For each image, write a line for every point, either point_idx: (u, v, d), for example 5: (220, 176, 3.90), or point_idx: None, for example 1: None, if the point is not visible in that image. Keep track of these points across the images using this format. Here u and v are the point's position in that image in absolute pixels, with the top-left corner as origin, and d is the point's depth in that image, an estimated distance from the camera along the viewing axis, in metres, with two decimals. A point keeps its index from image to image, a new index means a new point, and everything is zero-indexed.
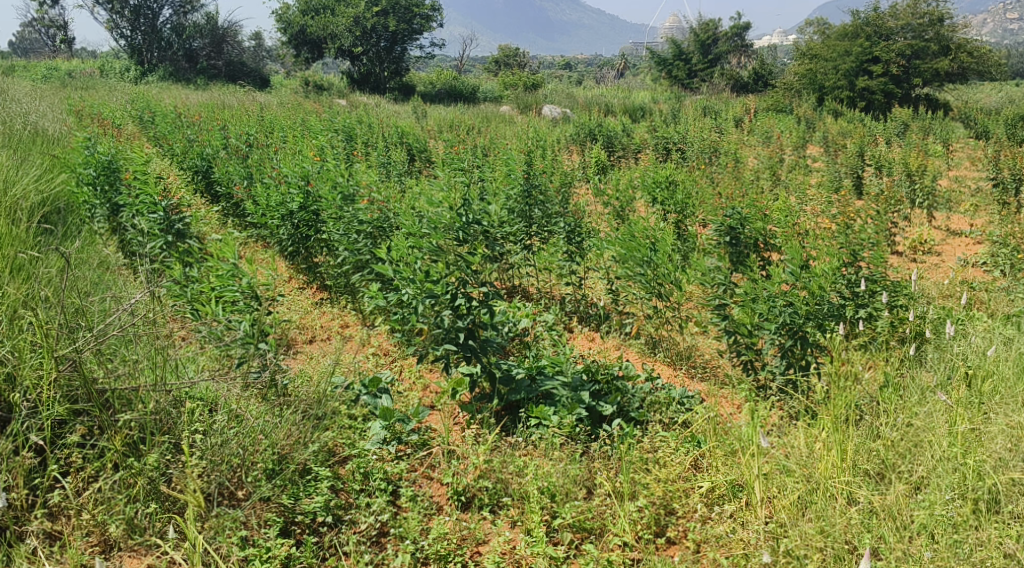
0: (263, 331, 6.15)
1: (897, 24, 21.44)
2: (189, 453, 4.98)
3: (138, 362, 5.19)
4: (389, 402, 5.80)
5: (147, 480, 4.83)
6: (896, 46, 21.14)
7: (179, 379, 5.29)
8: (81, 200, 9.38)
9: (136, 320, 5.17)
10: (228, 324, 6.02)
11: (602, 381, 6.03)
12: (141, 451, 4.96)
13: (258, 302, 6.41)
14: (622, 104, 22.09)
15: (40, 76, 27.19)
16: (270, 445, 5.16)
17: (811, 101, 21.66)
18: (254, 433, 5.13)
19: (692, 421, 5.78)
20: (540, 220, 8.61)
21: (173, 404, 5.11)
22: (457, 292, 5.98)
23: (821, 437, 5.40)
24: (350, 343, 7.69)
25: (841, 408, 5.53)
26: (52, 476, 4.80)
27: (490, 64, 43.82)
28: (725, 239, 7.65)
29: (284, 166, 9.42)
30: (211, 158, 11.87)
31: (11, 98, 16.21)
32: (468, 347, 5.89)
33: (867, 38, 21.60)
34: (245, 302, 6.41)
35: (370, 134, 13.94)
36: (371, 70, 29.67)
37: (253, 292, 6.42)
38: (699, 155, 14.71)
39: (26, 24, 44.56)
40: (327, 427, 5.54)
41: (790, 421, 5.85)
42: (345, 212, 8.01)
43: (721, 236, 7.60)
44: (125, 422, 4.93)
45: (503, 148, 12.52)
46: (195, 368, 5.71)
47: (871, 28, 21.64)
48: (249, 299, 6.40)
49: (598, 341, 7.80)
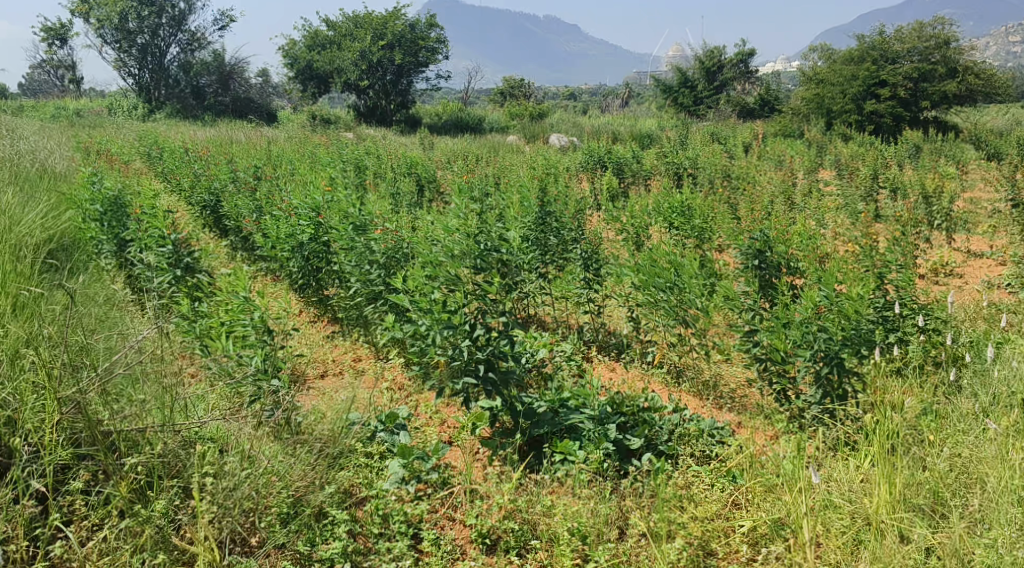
0: (276, 367, 5.94)
1: (903, 47, 21.18)
2: (199, 496, 4.70)
3: (146, 402, 4.98)
4: (408, 439, 5.52)
5: (155, 529, 4.57)
6: (903, 69, 20.94)
7: (189, 419, 5.05)
8: (88, 236, 9.27)
9: (143, 358, 4.96)
10: (238, 359, 5.80)
11: (629, 413, 5.80)
12: (148, 496, 4.70)
13: (272, 336, 6.16)
14: (630, 132, 22.04)
15: (51, 115, 27.48)
16: (286, 486, 4.91)
17: (820, 126, 21.59)
18: (269, 474, 4.89)
19: (725, 455, 5.53)
20: (556, 247, 8.43)
21: (183, 445, 4.89)
22: (476, 322, 5.79)
23: (867, 471, 5.17)
24: (364, 377, 7.53)
25: (884, 438, 5.27)
26: (54, 525, 4.53)
27: (495, 95, 43.98)
28: (749, 264, 7.43)
29: (294, 198, 9.27)
30: (221, 191, 11.83)
31: (21, 137, 16.31)
32: (489, 379, 5.70)
33: (873, 63, 21.48)
34: (258, 336, 6.15)
35: (380, 166, 13.85)
36: (378, 103, 29.81)
37: (267, 326, 6.17)
38: (711, 180, 14.55)
39: (38, 67, 45.31)
40: (343, 466, 5.30)
41: (829, 453, 5.59)
42: (357, 242, 7.82)
43: (747, 261, 7.37)
44: (132, 466, 4.69)
45: (514, 176, 12.44)
46: (205, 406, 5.50)
47: (877, 52, 21.47)
48: (262, 332, 6.14)
49: (619, 371, 7.58)
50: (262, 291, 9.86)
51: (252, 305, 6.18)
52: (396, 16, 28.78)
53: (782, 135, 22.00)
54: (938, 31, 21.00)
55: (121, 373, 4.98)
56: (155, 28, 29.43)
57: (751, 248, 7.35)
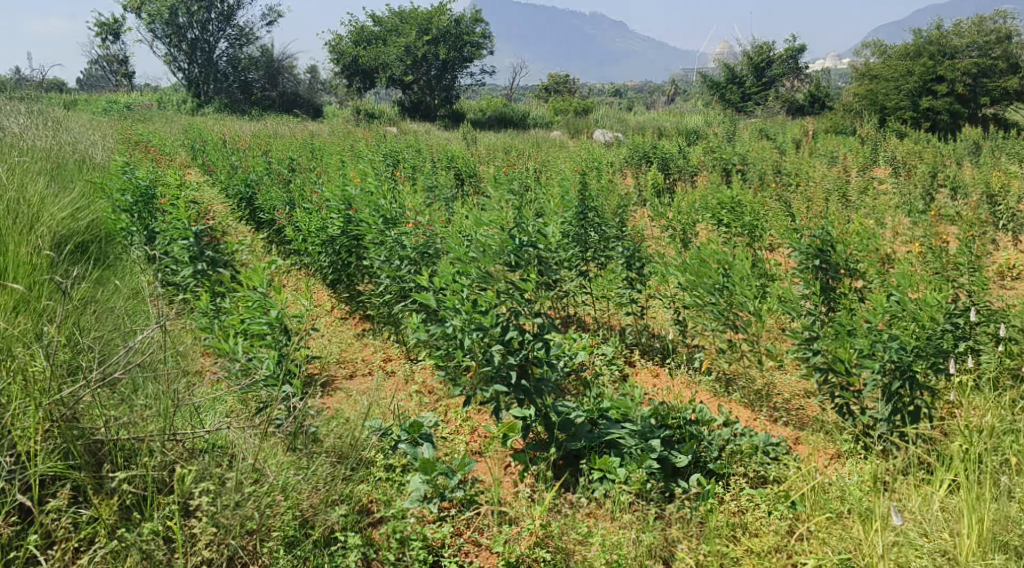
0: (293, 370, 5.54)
1: (962, 42, 20.38)
2: (196, 517, 4.30)
3: (146, 408, 4.60)
4: (431, 453, 5.04)
5: (141, 553, 4.16)
6: (961, 64, 19.69)
7: (195, 427, 4.69)
8: (118, 227, 9.03)
9: (142, 360, 4.57)
10: (251, 362, 5.43)
11: (674, 426, 5.31)
12: (140, 515, 4.32)
13: (290, 337, 5.72)
14: (677, 128, 21.38)
15: (101, 109, 27.73)
16: (292, 507, 4.51)
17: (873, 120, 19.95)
18: (274, 493, 4.49)
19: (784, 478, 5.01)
20: (598, 243, 7.89)
21: (181, 457, 4.50)
22: (509, 324, 5.30)
23: (946, 503, 4.72)
24: (392, 380, 7.16)
25: (969, 468, 4.81)
26: (33, 546, 4.13)
27: (538, 91, 43.51)
28: (805, 268, 6.67)
29: (326, 190, 8.89)
30: (256, 183, 11.53)
31: (65, 129, 16.27)
32: (521, 387, 5.22)
33: (931, 58, 20.37)
34: (275, 336, 5.71)
35: (419, 159, 13.46)
36: (421, 99, 29.60)
37: (285, 326, 5.72)
38: (762, 176, 13.89)
39: (92, 63, 46.03)
40: (362, 480, 4.91)
41: (900, 479, 5.01)
42: (388, 236, 7.40)
43: (806, 262, 6.61)
44: (124, 480, 4.32)
45: (555, 170, 11.97)
46: (215, 412, 5.11)
47: (935, 47, 20.42)
48: (280, 333, 5.71)
49: (662, 378, 7.09)
50: (293, 286, 9.53)
51: (270, 302, 5.74)
52: (441, 10, 28.48)
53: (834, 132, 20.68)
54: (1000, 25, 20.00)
55: (118, 376, 4.61)
56: (203, 23, 29.56)
57: (810, 250, 6.58)
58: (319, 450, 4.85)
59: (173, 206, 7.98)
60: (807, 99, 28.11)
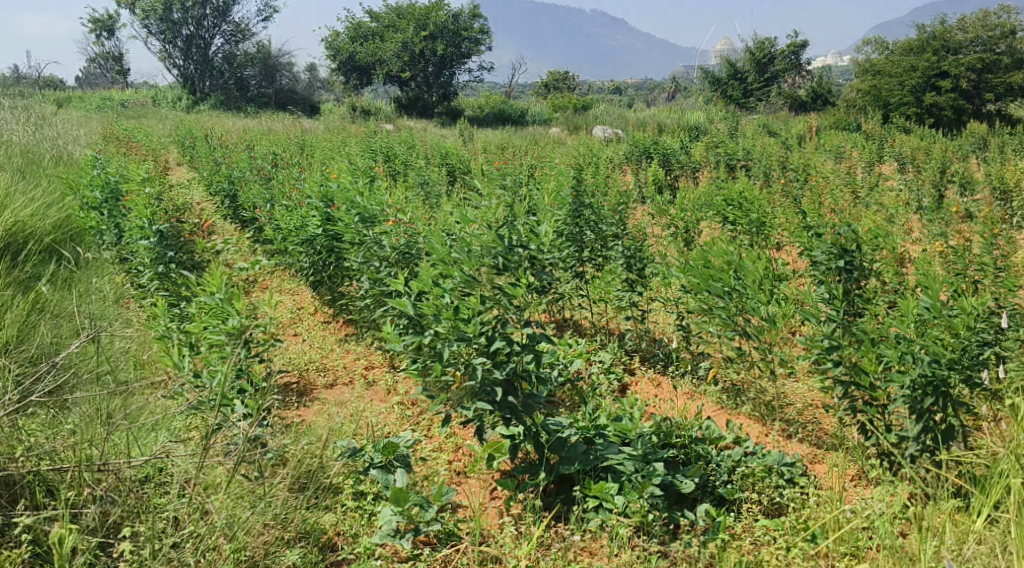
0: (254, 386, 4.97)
1: (967, 37, 19.55)
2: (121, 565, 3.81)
3: (73, 435, 4.11)
4: (405, 480, 4.51)
5: None
6: (966, 59, 18.98)
7: (131, 455, 4.15)
8: (88, 226, 8.51)
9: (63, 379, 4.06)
10: (201, 378, 4.79)
11: (678, 445, 4.91)
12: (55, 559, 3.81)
13: (250, 350, 5.09)
14: (678, 124, 20.81)
15: (94, 106, 27.20)
16: (237, 549, 3.96)
17: (875, 117, 19.02)
18: (216, 535, 3.95)
19: (804, 510, 4.65)
20: (594, 243, 7.34)
21: (115, 489, 3.98)
22: (496, 332, 4.72)
23: (992, 546, 4.20)
24: (374, 390, 6.65)
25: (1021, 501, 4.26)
26: None
27: (537, 88, 42.94)
28: (830, 269, 6.08)
29: (307, 186, 8.37)
30: (239, 180, 11.00)
31: (50, 125, 15.74)
32: (507, 405, 4.65)
33: (934, 53, 19.60)
34: (234, 348, 5.08)
35: (411, 156, 12.87)
36: (419, 95, 28.79)
37: (245, 337, 5.10)
38: (767, 172, 13.28)
39: (90, 61, 45.53)
40: (327, 513, 4.43)
41: (930, 509, 4.49)
42: (367, 235, 6.86)
43: (830, 262, 6.05)
44: (42, 519, 3.83)
45: (552, 166, 11.45)
46: (161, 433, 4.58)
47: (940, 42, 19.67)
48: (238, 345, 5.06)
49: (664, 388, 6.57)
50: (274, 287, 9.00)
51: (228, 309, 5.11)
52: (439, 6, 27.92)
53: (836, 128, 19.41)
54: (1004, 20, 19.37)
55: (41, 397, 4.13)
56: (199, 19, 29.05)
57: (833, 249, 6.02)
58: (278, 478, 4.30)
59: (135, 203, 7.46)
60: (810, 96, 27.32)
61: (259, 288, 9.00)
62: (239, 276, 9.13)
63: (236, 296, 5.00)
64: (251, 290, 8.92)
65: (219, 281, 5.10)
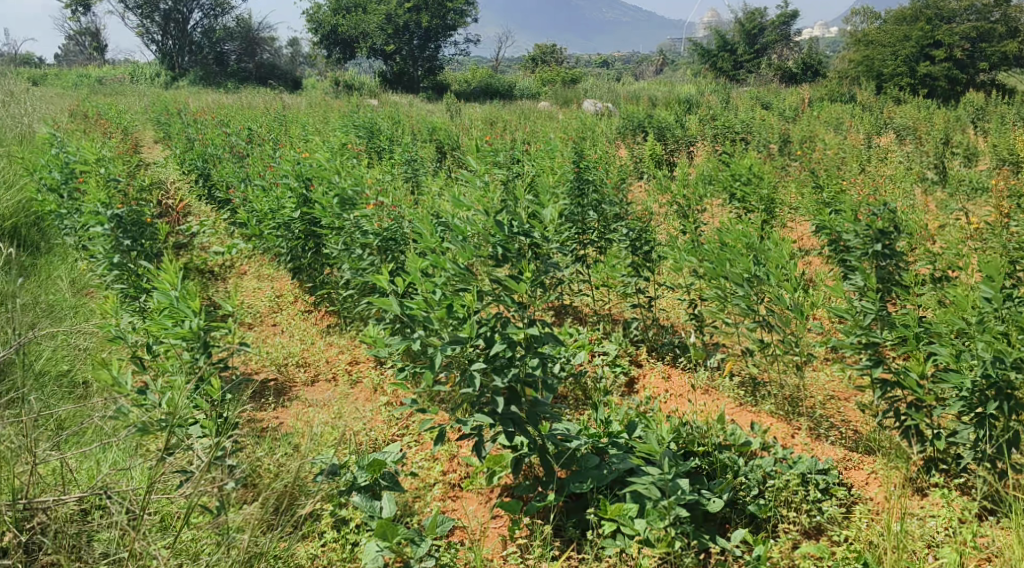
0: (214, 398, 4.34)
1: (961, 5, 18.44)
2: None
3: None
4: (393, 509, 3.94)
5: None
6: (960, 28, 17.93)
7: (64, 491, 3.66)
8: (47, 210, 7.82)
9: None
10: (150, 394, 4.12)
11: (702, 454, 4.41)
12: None
13: (209, 355, 4.47)
14: (670, 96, 20.13)
15: (69, 82, 26.14)
16: None
17: (867, 88, 18.47)
18: None
19: (852, 538, 4.19)
20: (598, 224, 6.71)
21: (44, 532, 3.51)
22: (495, 334, 4.11)
23: None
24: (359, 388, 6.06)
25: None
26: None
27: (524, 62, 42.10)
28: (866, 254, 5.48)
29: (282, 164, 7.69)
30: (213, 158, 10.27)
31: (16, 100, 14.88)
32: (510, 417, 4.07)
33: (928, 22, 18.54)
34: (193, 354, 4.46)
35: (396, 132, 12.16)
36: (404, 70, 27.81)
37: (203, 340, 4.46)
38: (766, 146, 12.63)
39: (69, 38, 44.31)
40: (314, 551, 3.93)
41: (1007, 541, 4.06)
42: (344, 220, 6.21)
43: (866, 246, 5.46)
44: None
45: (544, 142, 10.80)
46: (106, 460, 4.02)
47: (933, 10, 18.57)
48: (196, 351, 4.42)
49: (675, 381, 5.99)
50: (250, 273, 8.36)
51: (183, 310, 4.43)
52: None
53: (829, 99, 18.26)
54: None
55: None
56: None
57: (868, 232, 5.45)
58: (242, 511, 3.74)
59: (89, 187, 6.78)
60: (799, 67, 26.56)
61: (235, 274, 8.36)
62: (213, 261, 8.47)
63: (192, 294, 4.32)
64: (227, 277, 8.26)
65: (172, 277, 4.41)
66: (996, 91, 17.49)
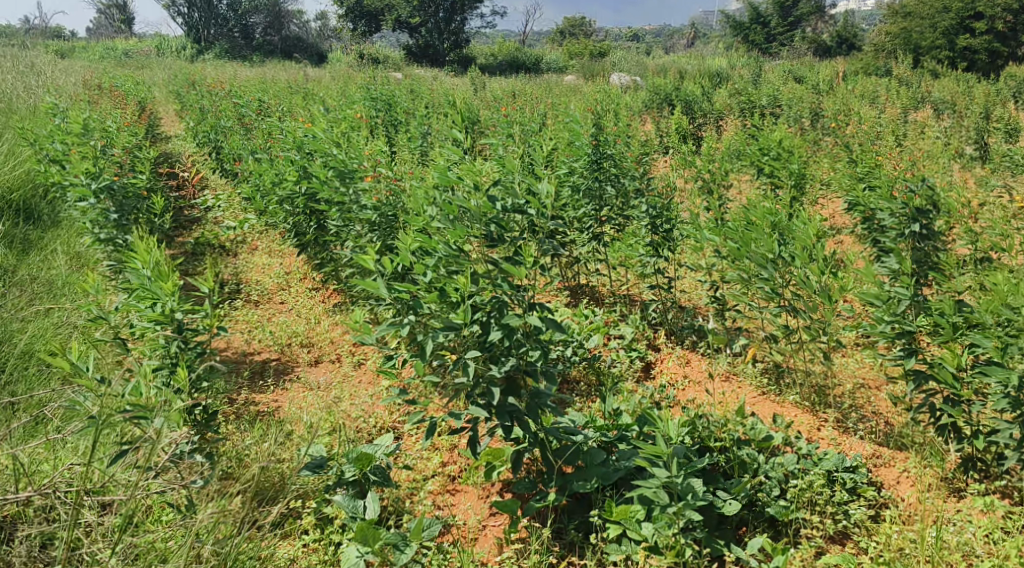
0: (187, 387, 3.94)
1: None
2: None
3: None
4: (378, 509, 3.67)
5: None
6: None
7: (17, 487, 3.37)
8: (49, 181, 7.56)
9: None
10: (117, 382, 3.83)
11: (718, 450, 4.09)
12: None
13: (187, 340, 4.03)
14: (700, 69, 19.55)
15: (97, 55, 25.99)
16: None
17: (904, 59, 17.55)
18: None
19: (881, 545, 3.83)
20: (615, 199, 6.34)
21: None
22: (491, 321, 3.82)
23: None
24: (362, 369, 5.76)
25: None
26: None
27: (553, 35, 41.36)
28: (902, 235, 5.11)
29: (288, 136, 7.39)
30: (226, 129, 10.00)
31: (37, 72, 14.72)
32: (508, 410, 3.77)
33: None
34: (168, 338, 4.04)
35: (413, 105, 11.77)
36: (429, 43, 27.23)
37: (178, 324, 4.02)
38: (797, 120, 12.10)
39: (99, 13, 44.36)
40: (292, 554, 3.67)
41: None
42: (346, 193, 5.91)
43: (901, 228, 5.07)
44: None
45: (566, 115, 10.39)
46: (73, 452, 3.75)
47: None
48: (171, 336, 3.99)
49: (695, 367, 5.64)
50: (261, 248, 8.07)
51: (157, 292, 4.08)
52: None
53: (864, 71, 17.59)
54: None
55: None
56: None
57: (904, 211, 5.03)
58: (204, 510, 3.43)
59: (77, 157, 6.58)
60: (834, 40, 25.53)
61: (246, 249, 7.98)
62: (225, 236, 8.18)
63: (161, 273, 3.99)
64: (236, 251, 7.99)
65: (143, 255, 4.08)
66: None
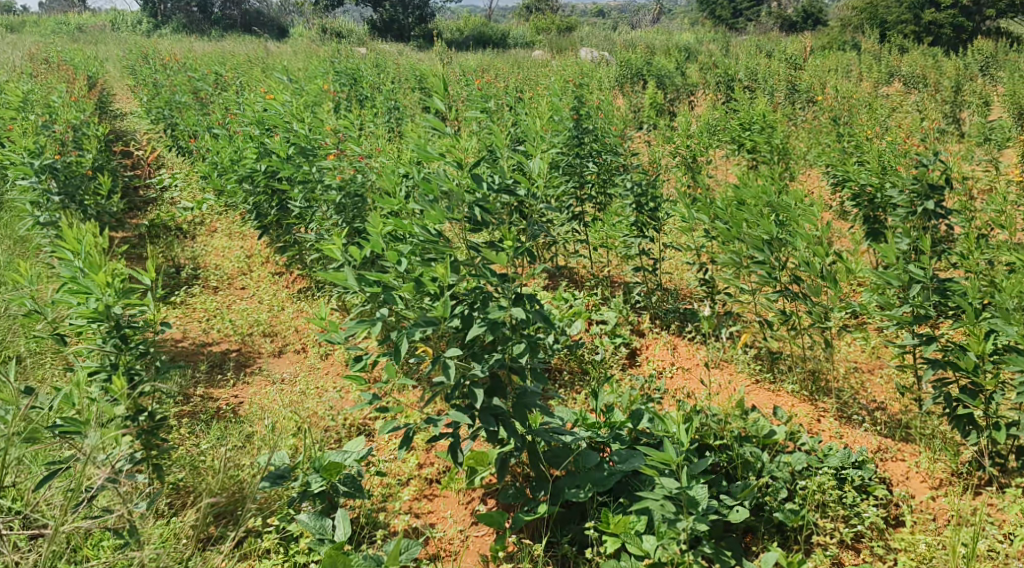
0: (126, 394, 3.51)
1: None
2: None
3: None
4: (349, 528, 3.30)
5: None
6: None
7: None
8: None
9: None
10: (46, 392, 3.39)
11: (719, 448, 3.77)
12: None
13: (126, 339, 3.60)
14: (670, 44, 19.16)
15: (46, 30, 24.81)
16: None
17: (871, 34, 17.19)
18: None
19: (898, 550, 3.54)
20: (597, 176, 5.97)
21: None
22: (472, 315, 3.45)
23: None
24: (329, 360, 5.34)
25: None
26: None
27: (518, 10, 40.62)
28: (912, 213, 4.92)
29: (245, 110, 6.90)
30: (180, 104, 9.40)
31: None
32: (492, 412, 3.41)
33: None
34: (106, 337, 3.60)
35: (378, 79, 11.25)
36: (394, 16, 26.44)
37: (117, 322, 3.58)
38: (773, 93, 11.79)
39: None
40: None
41: None
42: (309, 171, 5.48)
43: (911, 205, 4.89)
44: None
45: (540, 89, 9.97)
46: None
47: None
48: (107, 335, 3.57)
49: (684, 354, 5.27)
50: (220, 230, 7.57)
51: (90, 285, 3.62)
52: None
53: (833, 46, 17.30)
54: None
55: None
56: None
57: (918, 186, 4.82)
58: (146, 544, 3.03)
59: (14, 133, 6.04)
60: (800, 16, 24.70)
61: (204, 231, 7.48)
62: (180, 217, 7.66)
63: (95, 264, 3.54)
64: (192, 233, 7.49)
65: (73, 243, 3.62)
66: (1006, 38, 16.20)
